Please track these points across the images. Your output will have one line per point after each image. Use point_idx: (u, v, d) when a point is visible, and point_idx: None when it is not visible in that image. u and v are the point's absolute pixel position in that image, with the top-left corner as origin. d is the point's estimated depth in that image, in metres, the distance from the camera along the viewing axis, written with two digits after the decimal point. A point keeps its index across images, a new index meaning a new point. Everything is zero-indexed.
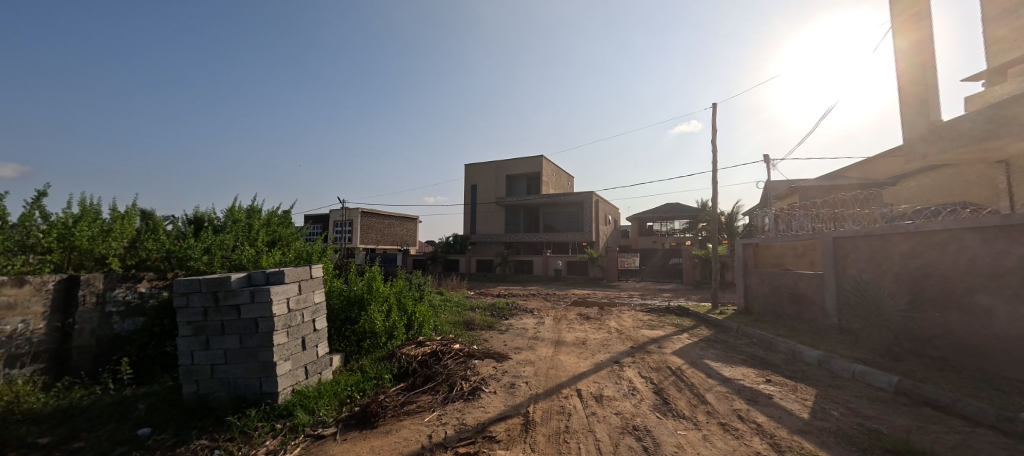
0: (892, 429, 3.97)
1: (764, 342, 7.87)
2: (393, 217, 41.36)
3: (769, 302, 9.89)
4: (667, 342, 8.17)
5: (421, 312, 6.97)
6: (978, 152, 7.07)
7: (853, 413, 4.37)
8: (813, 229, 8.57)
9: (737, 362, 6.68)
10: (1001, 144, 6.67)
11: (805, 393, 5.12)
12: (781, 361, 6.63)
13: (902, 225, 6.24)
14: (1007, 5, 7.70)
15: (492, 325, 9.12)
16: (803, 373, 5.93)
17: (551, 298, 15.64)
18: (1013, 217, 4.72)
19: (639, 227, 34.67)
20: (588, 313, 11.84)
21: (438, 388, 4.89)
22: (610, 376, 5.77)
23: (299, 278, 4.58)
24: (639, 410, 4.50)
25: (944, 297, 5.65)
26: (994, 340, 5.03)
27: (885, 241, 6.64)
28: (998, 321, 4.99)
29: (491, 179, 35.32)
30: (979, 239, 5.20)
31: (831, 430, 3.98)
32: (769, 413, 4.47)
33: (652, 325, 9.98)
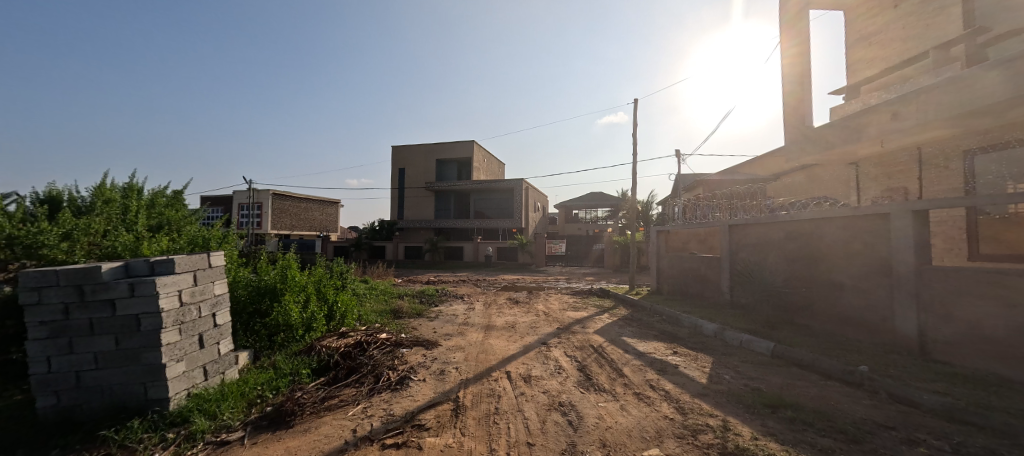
0: (770, 387, 4.65)
1: (672, 318, 8.75)
2: (310, 200, 38.24)
3: (677, 282, 10.99)
4: (590, 322, 8.70)
5: (344, 301, 6.57)
6: (838, 154, 8.43)
7: (741, 376, 5.06)
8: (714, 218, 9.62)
9: (650, 338, 7.33)
10: (855, 150, 8.01)
11: (704, 361, 5.80)
12: (685, 334, 7.43)
13: (782, 215, 7.24)
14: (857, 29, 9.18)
15: (421, 312, 8.90)
16: (703, 344, 6.71)
17: (482, 283, 15.77)
18: (861, 209, 5.70)
19: (566, 214, 36.12)
20: (517, 297, 12.14)
21: (363, 380, 4.66)
22: (538, 357, 5.98)
23: (193, 268, 4.00)
24: (565, 387, 4.73)
25: (810, 275, 6.71)
26: (842, 309, 6.12)
27: (768, 229, 7.68)
28: (846, 295, 6.06)
29: (419, 163, 34.13)
30: (836, 227, 6.22)
31: (724, 391, 4.56)
32: (675, 381, 4.99)
33: (576, 307, 10.56)
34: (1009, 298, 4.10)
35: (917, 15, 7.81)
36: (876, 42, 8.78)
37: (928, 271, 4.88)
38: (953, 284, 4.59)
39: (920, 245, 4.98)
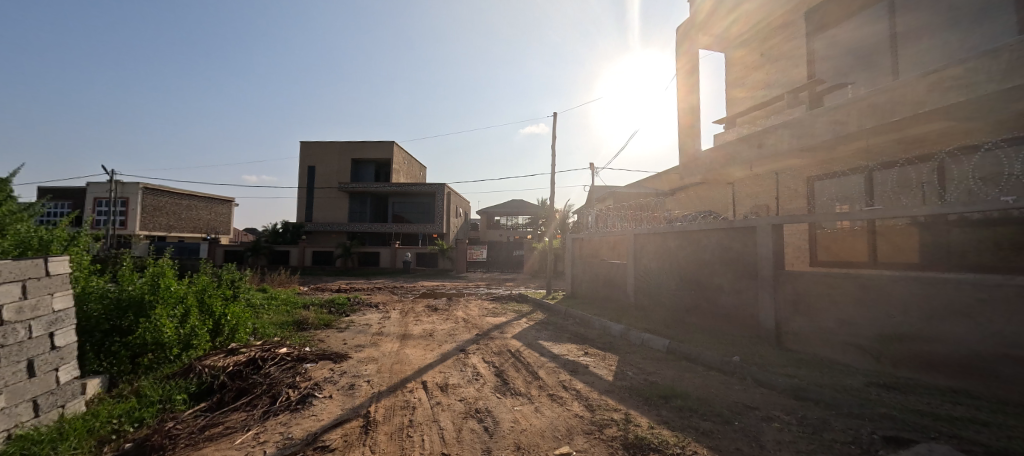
0: (665, 380, 5.17)
1: (584, 321, 9.28)
2: (196, 198, 33.35)
3: (589, 287, 11.70)
4: (508, 327, 8.85)
5: (234, 314, 5.82)
6: (720, 175, 9.75)
7: (641, 371, 5.54)
8: (621, 227, 10.46)
9: (564, 340, 7.69)
10: (732, 171, 9.35)
11: (611, 359, 6.25)
12: (595, 335, 7.94)
13: (677, 226, 8.14)
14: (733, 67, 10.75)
15: (329, 323, 8.25)
16: (610, 344, 7.23)
17: (399, 290, 15.14)
18: (736, 222, 6.65)
19: (487, 221, 36.42)
20: (436, 304, 11.88)
21: (256, 402, 4.16)
22: (455, 364, 5.91)
23: (22, 278, 3.22)
24: (481, 393, 4.74)
25: (697, 279, 7.63)
26: (720, 308, 7.07)
27: (665, 238, 8.58)
28: (724, 296, 7.01)
29: (332, 162, 31.81)
30: (717, 237, 7.17)
31: (627, 387, 4.96)
32: (585, 380, 5.30)
33: (495, 312, 10.65)
34: (837, 296, 5.10)
35: (776, 61, 9.40)
36: (746, 80, 10.36)
37: (783, 275, 5.85)
38: (800, 286, 5.57)
39: (777, 253, 5.97)
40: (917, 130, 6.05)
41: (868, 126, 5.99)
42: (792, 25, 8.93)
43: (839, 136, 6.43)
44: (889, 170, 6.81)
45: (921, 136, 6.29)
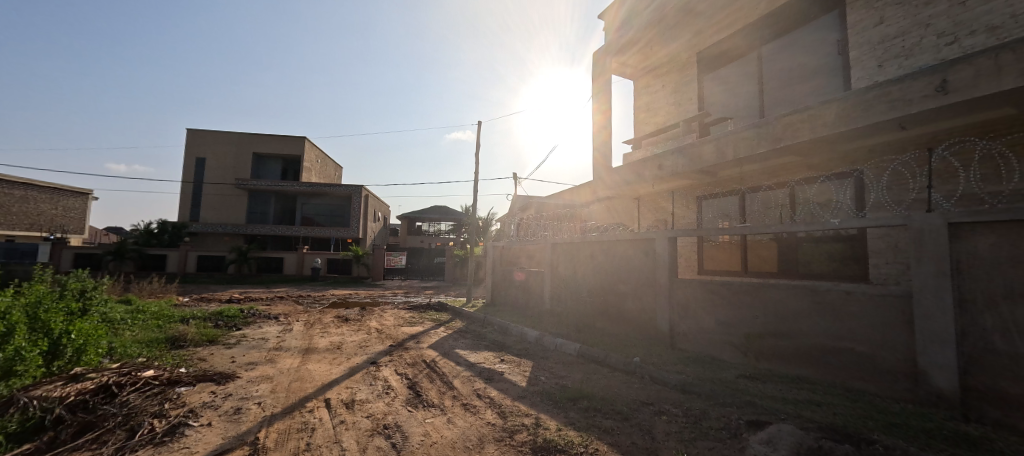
0: (574, 382, 5.45)
1: (502, 328, 9.40)
2: (39, 188, 27.26)
3: (509, 294, 11.91)
4: (425, 336, 8.61)
5: (83, 332, 4.83)
6: (628, 191, 10.64)
7: (553, 376, 5.77)
8: (540, 236, 10.86)
9: (481, 348, 7.71)
10: (638, 188, 10.27)
11: (526, 365, 6.41)
12: (512, 342, 8.09)
13: (590, 236, 8.68)
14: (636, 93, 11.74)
15: (215, 338, 7.26)
16: (526, 350, 7.42)
17: (304, 300, 13.89)
18: (640, 233, 7.29)
19: (408, 226, 35.25)
20: (347, 314, 11.14)
21: (107, 438, 3.48)
22: (365, 379, 5.58)
23: None
24: (391, 408, 4.54)
25: (606, 286, 8.18)
26: (625, 313, 7.66)
27: (579, 247, 9.10)
28: (628, 302, 7.61)
29: (229, 155, 28.34)
30: (624, 247, 7.78)
31: (539, 391, 5.12)
32: (500, 387, 5.36)
33: (411, 322, 10.30)
34: (718, 301, 5.84)
35: (671, 91, 10.47)
36: (646, 106, 11.35)
37: (676, 282, 6.56)
38: (689, 291, 6.29)
39: (671, 262, 6.67)
40: (777, 161, 7.25)
41: (742, 155, 7.02)
42: (685, 62, 10.09)
43: (720, 161, 7.44)
44: (757, 193, 8.06)
45: (780, 166, 7.55)
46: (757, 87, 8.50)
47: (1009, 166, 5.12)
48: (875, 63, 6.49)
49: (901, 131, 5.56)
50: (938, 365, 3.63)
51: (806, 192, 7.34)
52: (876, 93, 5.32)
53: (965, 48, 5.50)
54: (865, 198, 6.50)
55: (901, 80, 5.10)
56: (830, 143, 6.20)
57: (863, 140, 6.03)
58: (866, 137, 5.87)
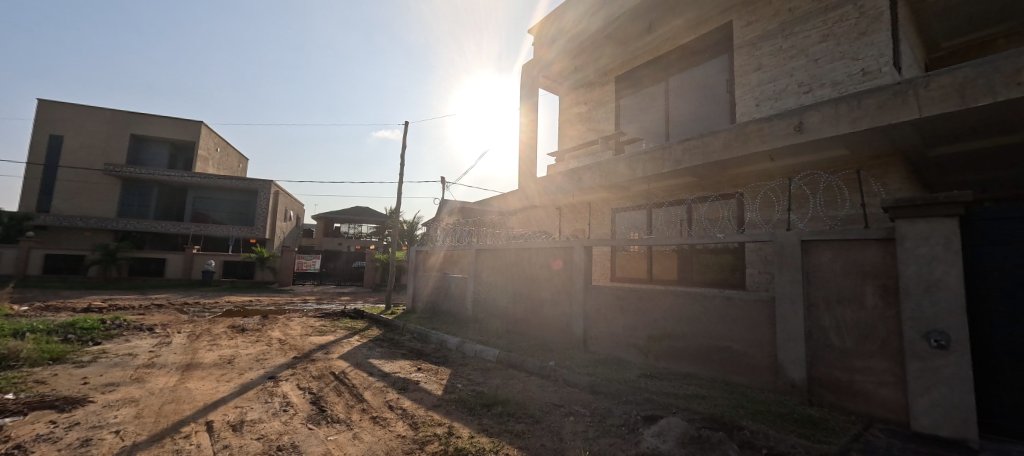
0: (491, 388, 5.47)
1: (422, 335, 9.14)
2: None
3: (431, 300, 11.64)
4: (335, 346, 8.03)
5: None
6: (550, 201, 11.03)
7: (469, 383, 5.73)
8: (464, 242, 10.79)
9: (397, 357, 7.40)
10: (560, 199, 10.69)
11: (443, 373, 6.29)
12: (431, 350, 7.90)
13: (513, 243, 8.84)
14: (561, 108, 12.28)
15: (62, 356, 6.01)
16: (445, 357, 7.29)
17: (192, 308, 12.18)
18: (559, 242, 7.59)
19: (324, 227, 32.84)
20: (245, 323, 9.99)
21: None
22: (260, 396, 5.03)
23: None
24: (288, 427, 4.14)
25: (527, 292, 8.38)
26: (544, 319, 7.91)
27: (503, 254, 9.21)
28: (547, 307, 7.86)
29: (100, 136, 24.05)
30: (545, 255, 8.03)
31: (454, 399, 5.05)
32: (413, 397, 5.18)
33: (321, 330, 9.55)
34: (626, 306, 6.29)
35: (591, 109, 11.11)
36: (568, 120, 11.91)
37: (590, 288, 6.94)
38: (601, 297, 6.69)
39: (587, 270, 7.04)
40: (679, 180, 8.08)
41: (649, 173, 7.69)
42: (604, 83, 10.80)
43: (631, 177, 8.06)
44: (662, 207, 8.88)
45: (680, 184, 8.41)
46: (664, 113, 9.39)
47: (846, 194, 6.28)
48: (755, 102, 7.55)
49: (772, 160, 6.54)
50: (793, 359, 4.29)
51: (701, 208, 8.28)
52: (754, 127, 6.20)
53: (818, 97, 6.65)
54: (745, 216, 7.51)
55: (772, 118, 6.01)
56: (719, 167, 7.07)
57: (745, 166, 6.97)
58: (746, 164, 6.80)
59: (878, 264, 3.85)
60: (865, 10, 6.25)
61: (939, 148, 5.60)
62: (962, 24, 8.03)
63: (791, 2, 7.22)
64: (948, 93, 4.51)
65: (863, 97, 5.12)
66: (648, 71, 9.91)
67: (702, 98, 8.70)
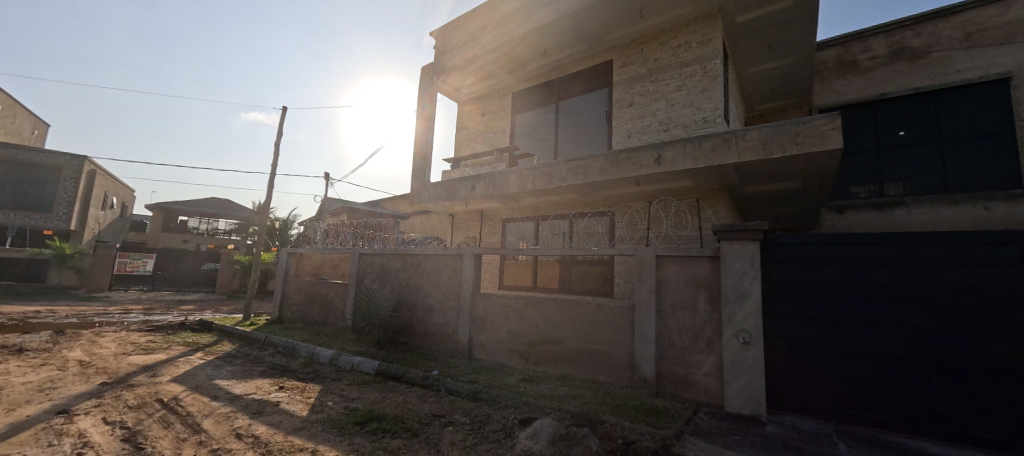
0: (366, 404, 5.08)
1: (287, 348, 8.08)
2: None
3: (302, 309, 10.40)
4: (167, 367, 6.59)
5: None
6: (442, 207, 10.87)
7: (342, 399, 5.24)
8: (346, 246, 9.94)
9: (253, 375, 6.39)
10: (452, 206, 10.60)
11: (311, 391, 5.64)
12: (298, 365, 7.02)
13: (400, 249, 8.45)
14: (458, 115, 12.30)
15: None
16: (314, 372, 6.55)
17: None
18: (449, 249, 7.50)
19: (165, 221, 27.09)
20: (26, 342, 7.56)
21: None
22: (41, 438, 3.82)
23: None
24: None
25: (413, 300, 8.06)
26: (429, 327, 7.70)
27: (389, 260, 8.73)
28: (433, 316, 7.67)
29: None
30: (433, 261, 7.84)
31: (321, 420, 4.55)
32: (270, 421, 4.51)
33: (149, 348, 7.76)
34: (510, 313, 6.50)
35: (487, 120, 11.37)
36: (465, 128, 11.96)
37: (477, 296, 7.00)
38: (488, 305, 6.81)
39: (475, 278, 7.09)
40: (563, 196, 8.73)
41: (538, 187, 8.14)
42: (501, 97, 11.17)
43: (521, 190, 8.43)
44: (548, 220, 9.48)
45: (564, 199, 9.10)
46: (553, 133, 10.09)
47: (690, 218, 7.54)
48: (627, 133, 8.62)
49: (638, 185, 7.51)
50: (646, 357, 4.93)
51: (581, 222, 9.06)
52: (626, 155, 7.05)
53: (673, 135, 7.89)
54: (616, 232, 8.44)
55: (639, 148, 6.91)
56: (597, 187, 7.84)
57: (618, 188, 7.86)
58: (618, 186, 7.68)
59: (709, 277, 4.68)
60: (708, 70, 7.67)
61: (752, 187, 7.13)
62: (768, 93, 10.42)
63: (657, 52, 8.48)
64: (758, 144, 5.78)
65: (704, 140, 6.24)
66: (541, 92, 10.58)
67: (585, 123, 9.60)
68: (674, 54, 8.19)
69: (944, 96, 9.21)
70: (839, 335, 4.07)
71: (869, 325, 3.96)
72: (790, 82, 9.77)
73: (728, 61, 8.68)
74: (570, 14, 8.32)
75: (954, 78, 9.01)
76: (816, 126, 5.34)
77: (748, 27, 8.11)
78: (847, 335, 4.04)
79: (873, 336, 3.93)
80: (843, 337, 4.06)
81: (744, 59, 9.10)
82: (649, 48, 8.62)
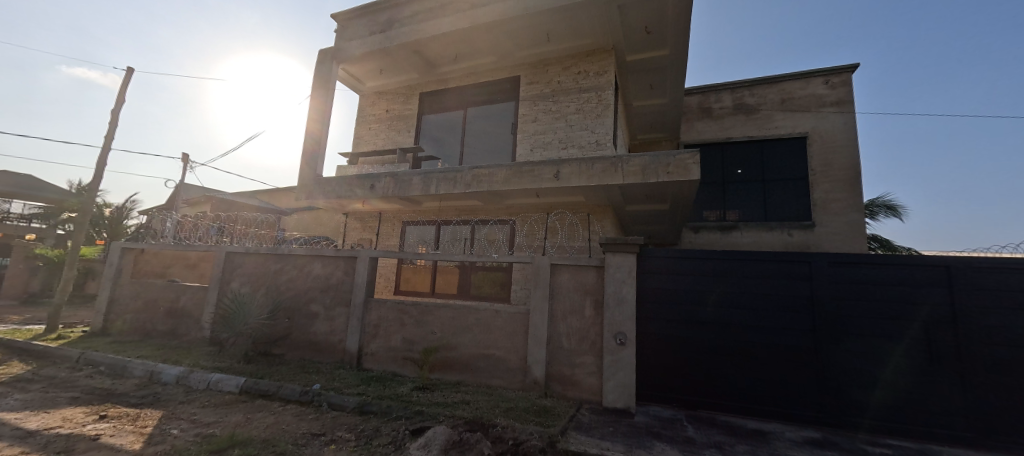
0: (225, 428, 4.36)
1: (115, 367, 6.50)
2: None
3: (139, 318, 8.49)
4: None
5: None
6: (335, 205, 9.98)
7: (193, 425, 4.42)
8: (208, 243, 8.46)
9: (59, 404, 4.99)
10: (346, 205, 9.82)
11: (148, 418, 4.62)
12: (130, 388, 5.70)
13: (280, 248, 7.50)
14: (359, 108, 11.53)
15: None
16: (153, 396, 5.39)
17: None
18: (340, 251, 6.91)
19: None
20: None
21: None
22: None
23: None
24: None
25: (293, 306, 7.21)
26: (310, 337, 6.96)
27: (264, 260, 7.67)
28: (316, 324, 6.96)
29: None
30: (320, 264, 7.14)
31: (161, 453, 3.76)
32: None
33: None
34: (405, 320, 6.26)
35: (391, 117, 10.88)
36: (366, 123, 11.26)
37: (370, 302, 6.58)
38: (382, 312, 6.45)
39: (369, 283, 6.66)
40: (466, 202, 8.77)
41: (442, 192, 8.04)
42: (407, 97, 10.83)
43: (424, 193, 8.23)
44: (449, 225, 9.41)
45: (467, 205, 9.15)
46: (459, 139, 10.08)
47: (581, 231, 8.24)
48: (529, 147, 9.07)
49: (537, 197, 7.95)
50: (537, 360, 5.20)
51: (482, 230, 9.20)
52: (527, 168, 7.41)
53: (570, 154, 8.55)
54: (515, 240, 8.77)
55: (540, 163, 7.32)
56: (499, 196, 8.06)
57: (518, 198, 8.19)
58: (519, 197, 8.02)
59: (595, 284, 5.16)
60: (602, 98, 8.53)
61: (632, 206, 8.10)
62: (648, 126, 11.97)
63: (560, 76, 9.13)
64: (639, 170, 6.60)
65: (596, 161, 6.91)
66: (449, 97, 10.54)
67: (491, 133, 9.81)
68: (574, 80, 8.92)
69: (768, 146, 11.73)
70: (693, 335, 4.85)
71: (714, 326, 4.80)
72: (665, 118, 11.38)
73: (618, 93, 9.75)
74: (482, 25, 8.48)
75: (775, 132, 11.54)
76: (682, 159, 6.33)
77: (635, 66, 9.26)
78: (699, 334, 4.83)
79: (716, 335, 4.78)
80: (695, 337, 4.84)
81: (630, 94, 10.34)
82: (553, 70, 9.24)
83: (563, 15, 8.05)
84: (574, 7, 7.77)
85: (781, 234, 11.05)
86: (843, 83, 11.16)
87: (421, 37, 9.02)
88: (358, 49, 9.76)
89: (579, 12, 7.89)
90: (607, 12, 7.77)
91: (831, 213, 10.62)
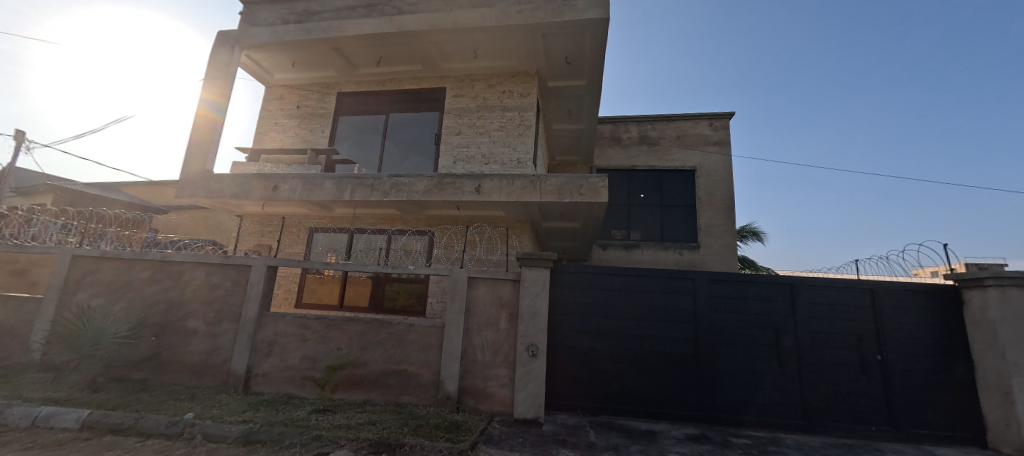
0: None
1: None
2: None
3: None
4: None
5: None
6: (227, 206, 8.83)
7: None
8: (47, 244, 6.86)
9: None
10: (241, 206, 8.74)
11: None
12: None
13: (151, 253, 6.38)
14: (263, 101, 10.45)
15: None
16: None
17: None
18: (231, 258, 6.11)
19: None
20: None
21: None
22: None
23: None
24: None
25: (164, 322, 6.15)
26: (185, 357, 5.99)
27: (128, 267, 6.46)
28: (194, 341, 6.02)
29: None
30: (204, 272, 6.22)
31: None
32: None
33: None
34: (306, 336, 5.73)
35: (302, 115, 10.08)
36: (271, 118, 10.25)
37: (265, 316, 5.91)
38: (279, 327, 5.83)
39: (265, 295, 5.98)
40: (383, 210, 8.40)
41: (356, 198, 7.61)
42: (322, 95, 10.13)
43: (336, 199, 7.71)
44: (363, 234, 8.92)
45: (384, 214, 8.79)
46: (378, 144, 9.67)
47: (500, 245, 8.38)
48: (452, 159, 9.05)
49: (458, 209, 7.94)
50: (450, 375, 5.11)
51: (400, 240, 8.88)
52: (449, 180, 7.38)
53: (492, 169, 8.72)
54: (433, 252, 8.62)
55: (462, 176, 7.34)
56: (418, 206, 7.88)
57: (438, 209, 8.10)
58: (440, 208, 7.93)
59: (510, 297, 5.28)
60: (524, 119, 8.91)
61: (548, 223, 8.51)
62: (565, 149, 12.71)
63: (485, 92, 9.32)
64: (556, 189, 6.97)
65: (517, 179, 7.14)
66: (370, 100, 10.11)
67: (413, 142, 9.60)
68: (499, 98, 9.19)
69: (666, 175, 13.23)
70: (597, 345, 5.21)
71: (615, 336, 5.22)
72: (581, 142, 12.20)
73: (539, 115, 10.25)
74: (408, 32, 8.34)
75: (672, 164, 13.09)
76: (594, 183, 6.86)
77: (555, 91, 9.84)
78: (601, 344, 5.20)
79: (616, 345, 5.19)
80: (599, 347, 5.20)
81: (551, 117, 10.94)
82: (478, 86, 9.40)
83: (491, 35, 8.29)
84: (501, 29, 8.05)
85: (674, 253, 12.44)
86: (724, 127, 13.12)
87: (341, 35, 8.57)
88: (267, 37, 8.91)
89: (506, 34, 8.20)
90: (532, 39, 8.19)
91: (713, 236, 12.31)
